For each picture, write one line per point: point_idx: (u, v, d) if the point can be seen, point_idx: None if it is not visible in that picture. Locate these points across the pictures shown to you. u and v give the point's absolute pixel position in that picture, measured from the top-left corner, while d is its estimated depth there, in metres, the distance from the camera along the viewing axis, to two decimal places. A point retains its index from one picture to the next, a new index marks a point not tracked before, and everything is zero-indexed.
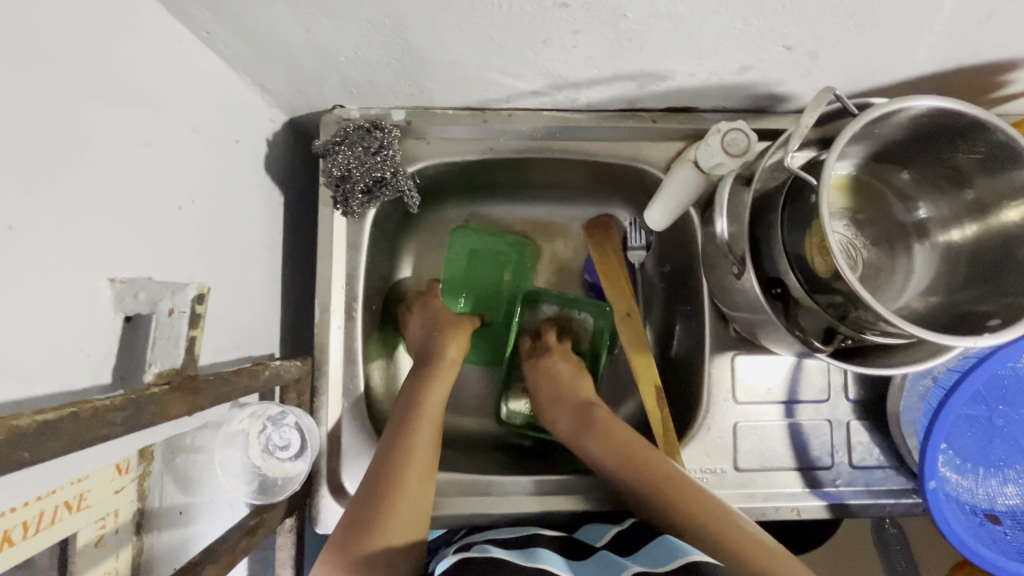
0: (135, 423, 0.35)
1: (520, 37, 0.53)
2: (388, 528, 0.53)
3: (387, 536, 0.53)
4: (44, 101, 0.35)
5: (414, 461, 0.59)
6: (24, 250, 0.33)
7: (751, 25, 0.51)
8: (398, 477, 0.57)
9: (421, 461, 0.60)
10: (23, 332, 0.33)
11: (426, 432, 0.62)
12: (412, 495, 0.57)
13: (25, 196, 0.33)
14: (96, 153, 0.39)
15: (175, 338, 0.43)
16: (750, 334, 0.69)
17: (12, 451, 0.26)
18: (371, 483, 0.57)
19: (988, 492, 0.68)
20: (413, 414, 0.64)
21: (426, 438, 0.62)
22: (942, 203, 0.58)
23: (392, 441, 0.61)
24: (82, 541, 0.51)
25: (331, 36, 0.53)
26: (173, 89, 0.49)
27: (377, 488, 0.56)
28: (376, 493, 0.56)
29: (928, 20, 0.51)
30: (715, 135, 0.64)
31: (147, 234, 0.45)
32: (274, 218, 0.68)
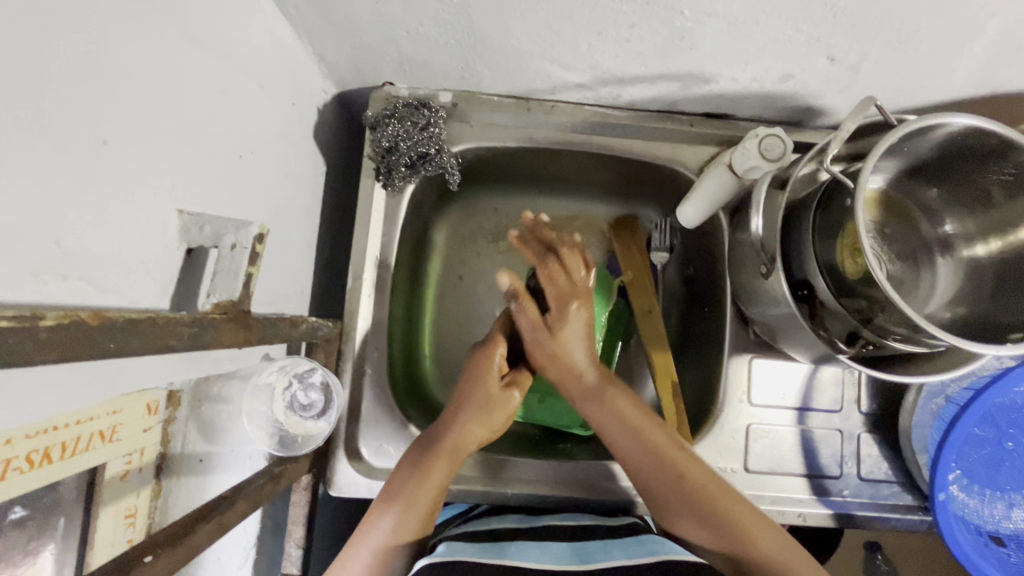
0: (199, 341, 0.36)
1: (578, 26, 0.56)
2: (404, 521, 0.55)
3: (403, 526, 0.55)
4: (143, 32, 0.37)
5: (434, 472, 0.59)
6: (115, 167, 0.35)
7: (800, 33, 0.54)
8: (417, 484, 0.58)
9: (441, 476, 0.59)
10: (103, 243, 0.35)
11: (451, 448, 0.62)
12: (430, 494, 0.58)
13: (120, 116, 0.36)
14: (179, 89, 0.41)
15: (234, 273, 0.45)
16: (770, 337, 0.71)
17: (102, 338, 0.27)
18: (393, 480, 0.59)
19: (994, 515, 0.69)
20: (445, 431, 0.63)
21: (450, 453, 0.61)
22: (969, 220, 0.60)
23: (419, 450, 0.61)
24: (110, 472, 0.52)
25: (398, 9, 0.55)
26: (246, 43, 0.51)
27: (395, 488, 0.58)
28: (394, 491, 0.58)
29: (970, 43, 0.53)
30: (752, 139, 0.65)
31: (214, 176, 0.47)
32: (317, 184, 0.70)
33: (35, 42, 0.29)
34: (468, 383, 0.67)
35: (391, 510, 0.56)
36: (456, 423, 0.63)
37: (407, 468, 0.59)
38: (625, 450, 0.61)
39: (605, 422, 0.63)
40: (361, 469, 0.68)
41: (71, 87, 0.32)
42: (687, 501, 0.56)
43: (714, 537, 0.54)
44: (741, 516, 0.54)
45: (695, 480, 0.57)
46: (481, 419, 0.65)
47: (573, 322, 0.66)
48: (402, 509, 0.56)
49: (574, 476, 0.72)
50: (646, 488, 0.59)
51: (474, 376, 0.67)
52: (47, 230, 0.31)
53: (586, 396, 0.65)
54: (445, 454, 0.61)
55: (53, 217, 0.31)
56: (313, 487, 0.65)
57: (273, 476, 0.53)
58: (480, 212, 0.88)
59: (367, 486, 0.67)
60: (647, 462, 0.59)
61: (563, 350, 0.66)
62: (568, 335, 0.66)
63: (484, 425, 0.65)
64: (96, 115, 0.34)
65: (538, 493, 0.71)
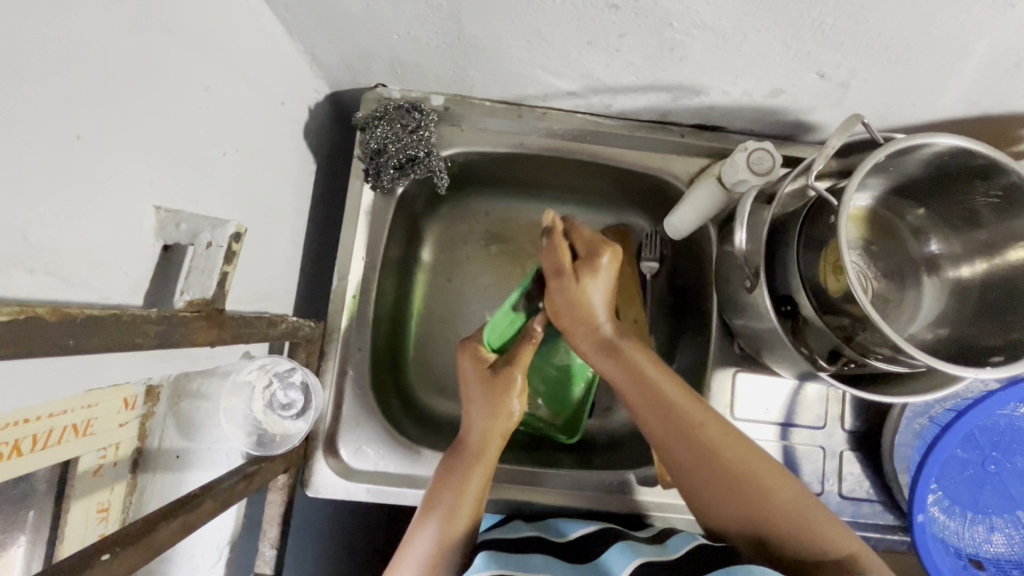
0: (167, 339, 0.36)
1: (568, 35, 0.56)
2: (451, 523, 0.55)
3: (451, 527, 0.55)
4: (123, 27, 0.37)
5: (472, 478, 0.59)
6: (89, 162, 0.35)
7: (789, 48, 0.54)
8: (456, 491, 0.57)
9: (478, 479, 0.59)
10: (73, 239, 0.35)
11: (483, 456, 0.61)
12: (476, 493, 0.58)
13: (96, 111, 0.36)
14: (162, 87, 0.41)
15: (209, 271, 0.45)
16: (754, 352, 0.71)
17: (60, 335, 0.27)
18: (428, 495, 0.58)
19: (975, 538, 0.68)
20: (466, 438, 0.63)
21: (483, 458, 0.61)
22: (955, 241, 0.60)
23: (449, 461, 0.61)
24: (83, 466, 0.52)
25: (389, 12, 0.55)
26: (234, 41, 0.51)
27: (434, 502, 0.57)
28: (433, 504, 0.57)
29: (959, 64, 0.53)
30: (740, 153, 0.64)
31: (194, 172, 0.47)
32: (306, 183, 0.71)
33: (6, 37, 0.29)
34: (474, 397, 0.65)
35: (432, 518, 0.56)
36: (476, 430, 0.62)
37: (442, 476, 0.59)
38: (640, 411, 0.56)
39: (612, 371, 0.58)
40: (339, 470, 0.68)
41: (44, 81, 0.32)
42: (709, 465, 0.52)
43: (749, 522, 0.51)
44: (766, 479, 0.51)
45: (713, 441, 0.53)
46: (496, 425, 0.62)
47: (592, 288, 0.59)
48: (449, 513, 0.56)
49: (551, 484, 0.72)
50: (662, 449, 0.55)
51: (482, 395, 0.64)
52: (13, 225, 0.31)
53: (602, 350, 0.59)
54: (478, 461, 0.60)
55: (20, 211, 0.31)
56: (290, 488, 0.65)
57: (246, 476, 0.53)
58: (471, 215, 0.87)
59: (345, 488, 0.67)
60: (666, 419, 0.54)
61: (583, 300, 0.59)
62: (593, 284, 0.59)
63: (503, 430, 0.63)
64: (70, 109, 0.34)
65: (519, 500, 0.70)
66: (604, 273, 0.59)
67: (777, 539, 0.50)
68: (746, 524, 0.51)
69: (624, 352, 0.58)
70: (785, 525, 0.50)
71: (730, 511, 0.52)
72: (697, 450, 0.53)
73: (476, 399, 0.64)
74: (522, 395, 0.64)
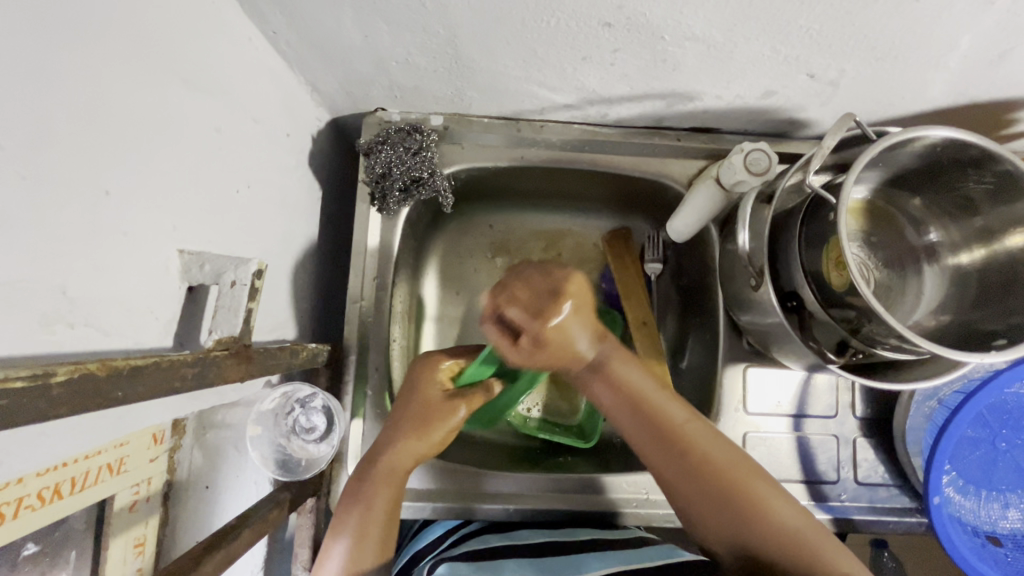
0: (202, 380, 0.38)
1: (563, 53, 0.57)
2: (355, 557, 0.54)
3: (358, 559, 0.54)
4: (139, 80, 0.39)
5: (382, 494, 0.58)
6: (117, 215, 0.37)
7: (778, 53, 0.55)
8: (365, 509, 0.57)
9: (389, 493, 0.59)
10: (108, 290, 0.36)
11: (396, 474, 0.60)
12: (381, 524, 0.57)
13: (121, 166, 0.37)
14: (177, 133, 0.43)
15: (235, 309, 0.46)
16: (763, 347, 0.72)
17: (111, 388, 0.29)
18: (342, 507, 0.58)
19: (991, 515, 0.69)
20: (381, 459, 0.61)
21: (400, 468, 0.61)
22: (952, 228, 0.61)
23: (367, 469, 0.60)
24: (118, 503, 0.53)
25: (387, 41, 0.57)
26: (240, 81, 0.52)
27: (347, 515, 0.57)
28: (344, 519, 0.57)
29: (944, 58, 0.55)
30: (738, 153, 0.66)
31: (212, 213, 0.48)
32: (313, 209, 0.72)
33: (39, 107, 0.31)
34: (395, 419, 0.64)
35: (346, 530, 0.56)
36: (394, 447, 0.62)
37: (355, 489, 0.59)
38: (633, 430, 0.57)
39: (608, 398, 0.58)
40: None
41: (73, 142, 0.33)
42: (698, 480, 0.54)
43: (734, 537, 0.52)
44: (752, 493, 0.53)
45: (700, 456, 0.54)
46: (412, 448, 0.62)
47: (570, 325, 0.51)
48: (357, 542, 0.55)
49: (566, 489, 0.73)
50: (656, 468, 0.57)
51: (402, 420, 0.63)
52: (55, 283, 0.32)
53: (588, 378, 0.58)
54: (390, 478, 0.60)
55: (60, 269, 0.32)
56: (318, 510, 0.66)
57: (278, 502, 0.54)
58: (476, 228, 0.89)
59: None
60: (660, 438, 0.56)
61: (564, 346, 0.53)
62: (568, 329, 0.52)
63: (420, 448, 0.62)
64: (99, 166, 0.35)
65: (539, 507, 0.72)
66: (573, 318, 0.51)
67: (767, 557, 0.50)
68: (736, 541, 0.52)
69: (612, 376, 0.57)
70: (772, 540, 0.51)
71: (720, 526, 0.53)
72: (679, 466, 0.55)
73: (400, 421, 0.64)
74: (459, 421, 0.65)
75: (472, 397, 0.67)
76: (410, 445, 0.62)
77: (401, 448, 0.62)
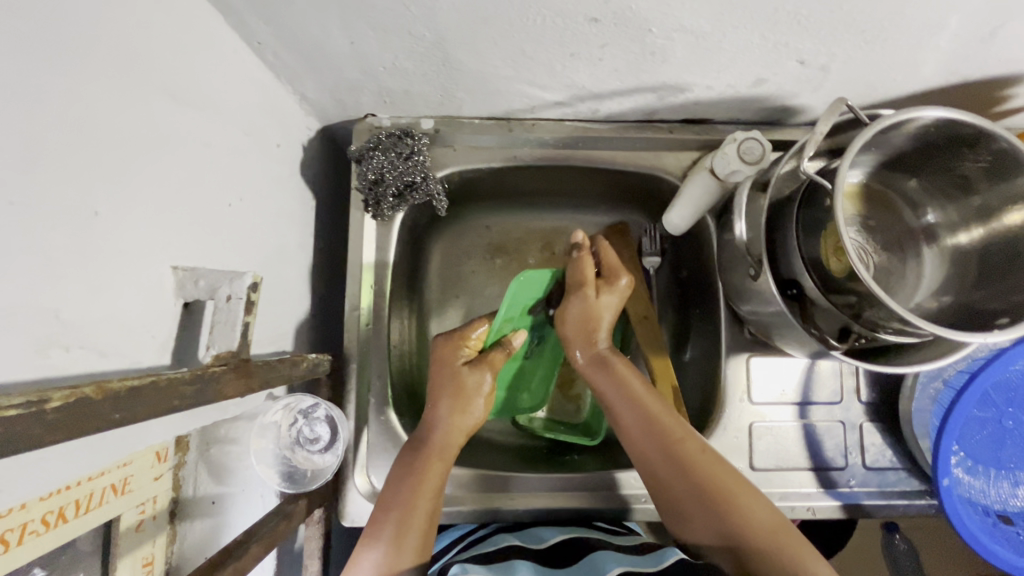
0: (202, 398, 0.37)
1: (551, 51, 0.57)
2: (398, 546, 0.54)
3: (400, 547, 0.54)
4: (124, 98, 0.38)
5: (427, 486, 0.59)
6: (107, 235, 0.36)
7: (767, 40, 0.55)
8: (406, 506, 0.57)
9: (435, 483, 0.60)
10: (102, 311, 0.36)
11: (442, 458, 0.63)
12: (424, 510, 0.58)
13: (109, 185, 0.36)
14: (165, 149, 0.42)
15: (231, 323, 0.47)
16: (766, 336, 0.72)
17: (109, 411, 0.28)
18: (381, 505, 0.58)
19: (1001, 495, 0.69)
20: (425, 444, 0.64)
21: (442, 457, 0.63)
22: (950, 208, 0.61)
23: (408, 463, 0.62)
24: (125, 523, 0.52)
25: (373, 47, 0.56)
26: (227, 94, 0.52)
27: (387, 513, 0.57)
28: (384, 519, 0.56)
29: (934, 38, 0.54)
30: (731, 143, 0.66)
31: (205, 228, 0.48)
32: (308, 219, 0.71)
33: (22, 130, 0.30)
34: (434, 396, 0.68)
35: (382, 537, 0.55)
36: (434, 428, 0.65)
37: (396, 484, 0.60)
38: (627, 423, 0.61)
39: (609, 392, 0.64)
40: (372, 498, 0.69)
41: (59, 164, 0.33)
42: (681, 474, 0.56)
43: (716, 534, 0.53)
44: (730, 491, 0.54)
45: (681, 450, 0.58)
46: (459, 424, 0.66)
47: (602, 302, 0.66)
48: (400, 530, 0.55)
49: (573, 488, 0.73)
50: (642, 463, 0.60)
51: (439, 394, 0.67)
52: (47, 306, 0.32)
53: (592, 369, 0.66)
54: (434, 464, 0.62)
55: (51, 293, 0.32)
56: (326, 520, 0.66)
57: (285, 515, 0.54)
58: (472, 230, 0.88)
59: None
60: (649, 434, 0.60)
61: (592, 316, 0.66)
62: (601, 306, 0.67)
63: (459, 429, 0.66)
64: (86, 186, 0.35)
65: (547, 507, 0.71)
66: (609, 294, 0.67)
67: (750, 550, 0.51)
68: (719, 537, 0.53)
69: (614, 369, 0.65)
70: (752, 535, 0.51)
71: (702, 523, 0.54)
72: (663, 458, 0.58)
73: (442, 398, 0.67)
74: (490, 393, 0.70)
75: (493, 360, 0.71)
76: (451, 428, 0.65)
77: (441, 434, 0.64)
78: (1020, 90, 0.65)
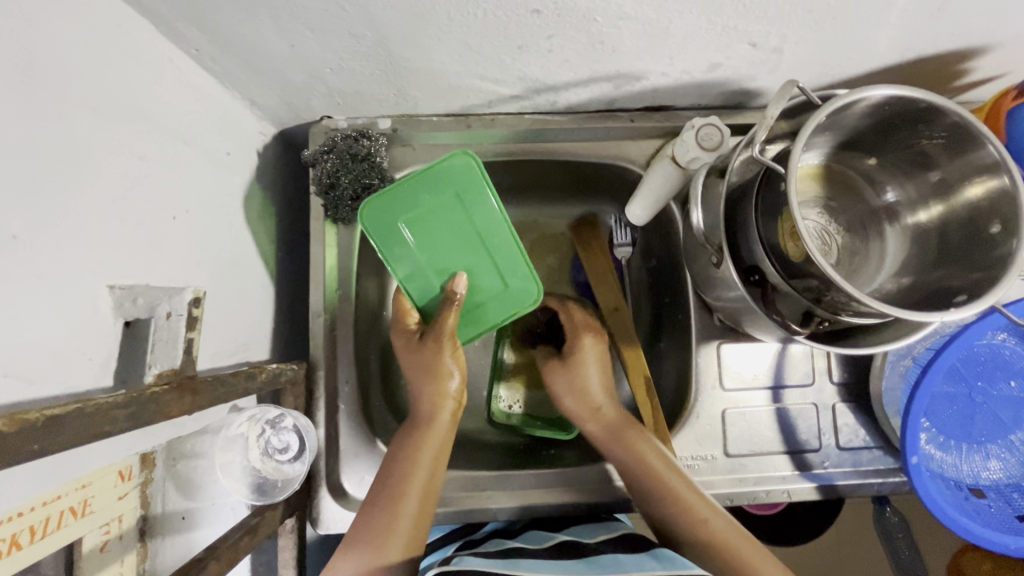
0: (138, 420, 0.37)
1: (497, 44, 0.56)
2: (383, 548, 0.55)
3: (386, 549, 0.55)
4: (40, 116, 0.37)
5: (416, 471, 0.61)
6: (28, 258, 0.35)
7: (715, 24, 0.54)
8: (394, 499, 0.59)
9: (424, 471, 0.61)
10: (27, 337, 0.35)
11: (435, 438, 0.64)
12: (413, 503, 0.59)
13: (28, 209, 0.35)
14: (95, 167, 0.41)
15: (173, 340, 0.45)
16: (735, 322, 0.72)
17: (22, 443, 0.28)
18: (372, 497, 0.59)
19: (972, 468, 0.70)
20: (416, 424, 0.65)
21: (432, 439, 0.64)
22: (909, 186, 0.61)
23: (400, 450, 0.63)
24: (87, 545, 0.51)
25: (316, 49, 0.55)
26: (165, 104, 0.51)
27: (377, 506, 0.59)
28: (374, 511, 0.58)
29: (884, 15, 0.54)
30: (688, 131, 0.66)
31: (146, 244, 0.47)
32: (267, 227, 0.70)
33: None
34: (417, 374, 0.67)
35: (361, 541, 0.56)
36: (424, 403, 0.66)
37: (386, 477, 0.61)
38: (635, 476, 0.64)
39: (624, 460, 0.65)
40: (345, 504, 0.68)
41: None
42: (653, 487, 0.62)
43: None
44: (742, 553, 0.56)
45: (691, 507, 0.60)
46: (441, 394, 0.66)
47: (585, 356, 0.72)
48: (386, 536, 0.56)
49: (550, 484, 0.73)
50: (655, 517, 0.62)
51: (415, 371, 0.67)
52: None
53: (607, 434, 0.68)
54: (428, 449, 0.63)
55: None
56: (300, 529, 0.66)
57: (249, 528, 0.53)
58: None
59: (354, 520, 0.68)
60: (657, 488, 0.62)
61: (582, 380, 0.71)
62: (586, 364, 0.72)
63: (451, 400, 0.67)
64: (2, 210, 0.34)
65: (524, 503, 0.71)
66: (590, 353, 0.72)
67: None
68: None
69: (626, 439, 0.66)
70: None
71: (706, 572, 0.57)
72: (677, 515, 0.60)
73: (414, 373, 0.67)
74: (455, 353, 0.67)
75: (445, 323, 0.66)
76: (434, 417, 0.65)
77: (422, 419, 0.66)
78: (978, 64, 0.65)
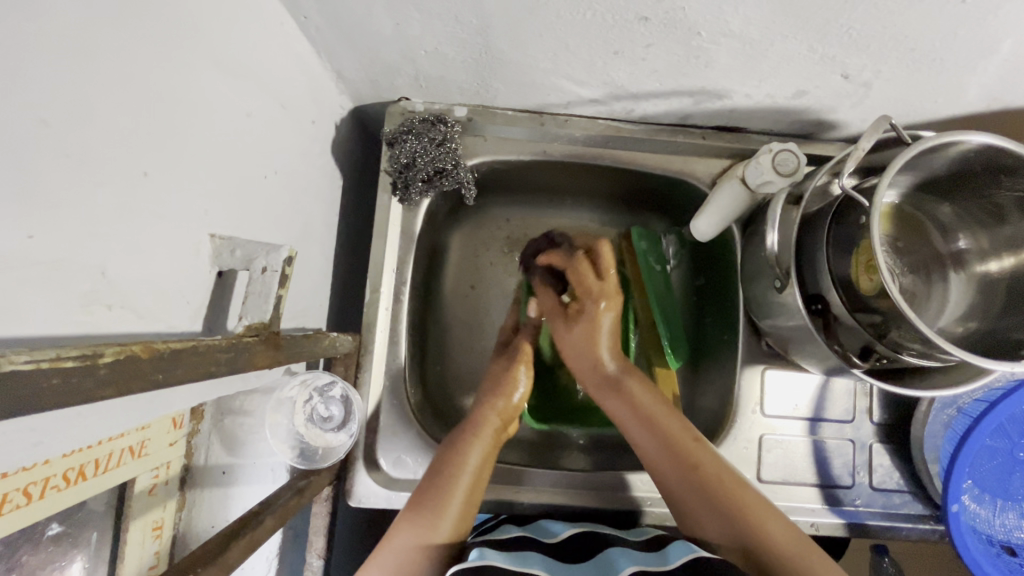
0: (234, 365, 0.37)
1: (595, 46, 0.56)
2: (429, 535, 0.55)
3: (433, 536, 0.55)
4: (176, 60, 0.38)
5: (466, 467, 0.61)
6: (153, 196, 0.36)
7: (815, 51, 0.54)
8: (445, 488, 0.58)
9: (475, 467, 0.61)
10: (145, 273, 0.36)
11: (485, 441, 0.65)
12: (460, 499, 0.58)
13: (159, 148, 0.36)
14: (212, 118, 0.42)
15: (265, 295, 0.47)
16: (782, 349, 0.72)
17: (153, 370, 0.29)
18: (422, 488, 0.59)
19: (1006, 525, 0.69)
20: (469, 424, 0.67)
21: (486, 439, 0.65)
22: (982, 236, 0.60)
23: (450, 448, 0.64)
24: (139, 486, 0.52)
25: (418, 30, 0.56)
26: (271, 68, 0.52)
27: (426, 495, 0.58)
28: (423, 500, 0.58)
29: (983, 61, 0.54)
30: (766, 154, 0.65)
31: (242, 198, 0.48)
32: (335, 198, 0.71)
33: (95, 90, 0.31)
34: (487, 387, 0.73)
35: (410, 526, 0.55)
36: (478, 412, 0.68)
37: (436, 469, 0.61)
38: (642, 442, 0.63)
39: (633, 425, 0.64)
40: (379, 480, 0.69)
41: (120, 130, 0.33)
42: (670, 460, 0.59)
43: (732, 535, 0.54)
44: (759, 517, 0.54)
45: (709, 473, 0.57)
46: (498, 405, 0.69)
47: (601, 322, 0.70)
48: (434, 520, 0.56)
49: (579, 486, 0.72)
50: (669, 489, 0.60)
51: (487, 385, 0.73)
52: (95, 263, 0.32)
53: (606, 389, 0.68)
54: (478, 444, 0.64)
55: (96, 252, 0.32)
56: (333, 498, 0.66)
57: (298, 490, 0.54)
58: (493, 222, 0.89)
59: (386, 496, 0.68)
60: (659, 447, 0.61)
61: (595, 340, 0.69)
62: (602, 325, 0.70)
63: (502, 409, 0.69)
64: (135, 148, 0.34)
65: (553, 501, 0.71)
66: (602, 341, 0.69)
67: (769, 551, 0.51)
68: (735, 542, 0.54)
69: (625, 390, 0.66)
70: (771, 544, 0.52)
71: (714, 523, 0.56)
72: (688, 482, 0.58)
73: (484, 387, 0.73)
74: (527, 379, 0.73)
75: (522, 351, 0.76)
76: (486, 420, 0.67)
77: (476, 422, 0.67)
78: None
